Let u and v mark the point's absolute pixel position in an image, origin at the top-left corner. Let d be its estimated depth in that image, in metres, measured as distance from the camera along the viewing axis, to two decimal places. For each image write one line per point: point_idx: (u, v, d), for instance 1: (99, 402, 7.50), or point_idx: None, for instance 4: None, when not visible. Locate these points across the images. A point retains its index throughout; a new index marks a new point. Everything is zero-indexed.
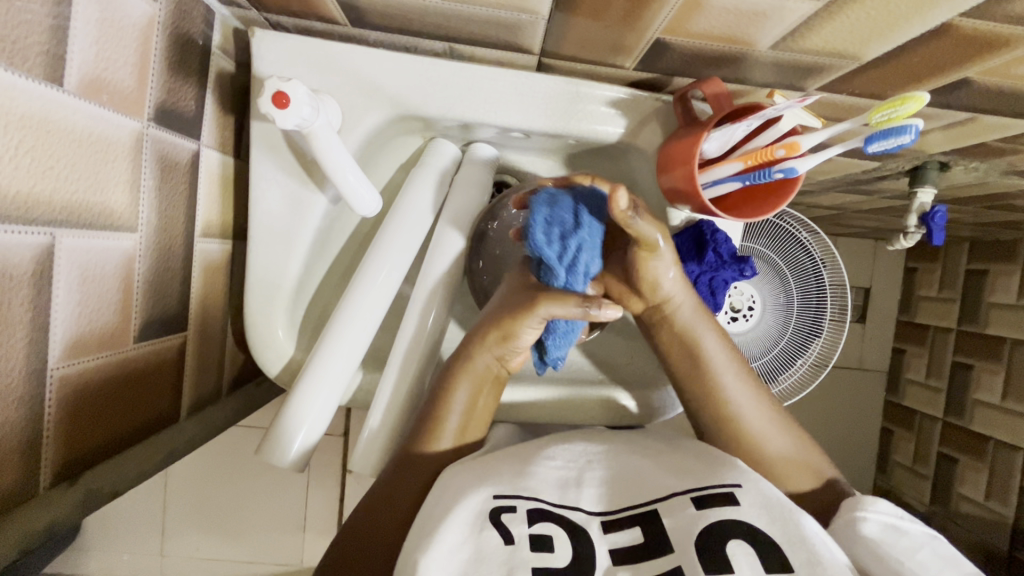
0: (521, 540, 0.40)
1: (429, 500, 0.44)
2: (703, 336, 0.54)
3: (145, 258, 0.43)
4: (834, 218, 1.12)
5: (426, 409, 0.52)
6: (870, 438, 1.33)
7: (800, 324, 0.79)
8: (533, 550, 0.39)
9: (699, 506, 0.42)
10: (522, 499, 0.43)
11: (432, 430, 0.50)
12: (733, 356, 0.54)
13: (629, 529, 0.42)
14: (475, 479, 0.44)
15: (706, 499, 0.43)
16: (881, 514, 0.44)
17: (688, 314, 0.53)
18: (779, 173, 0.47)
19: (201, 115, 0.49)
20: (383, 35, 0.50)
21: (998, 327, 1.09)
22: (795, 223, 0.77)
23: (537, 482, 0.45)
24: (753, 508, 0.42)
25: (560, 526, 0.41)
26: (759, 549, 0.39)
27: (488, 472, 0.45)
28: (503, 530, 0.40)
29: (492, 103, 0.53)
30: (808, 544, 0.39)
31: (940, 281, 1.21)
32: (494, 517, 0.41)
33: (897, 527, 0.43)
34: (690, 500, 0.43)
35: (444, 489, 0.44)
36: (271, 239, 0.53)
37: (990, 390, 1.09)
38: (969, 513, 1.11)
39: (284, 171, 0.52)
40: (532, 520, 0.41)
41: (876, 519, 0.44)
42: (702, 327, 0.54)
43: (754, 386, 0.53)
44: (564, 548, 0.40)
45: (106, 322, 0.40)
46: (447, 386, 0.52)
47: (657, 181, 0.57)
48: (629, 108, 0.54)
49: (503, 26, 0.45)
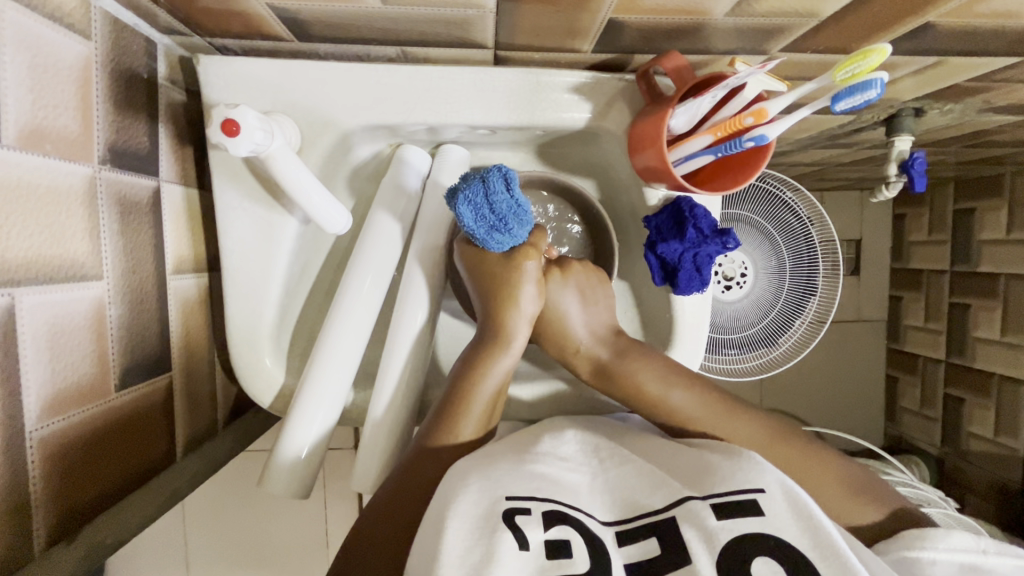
0: (535, 547, 0.39)
1: (433, 502, 0.43)
2: (633, 375, 0.54)
3: (115, 304, 0.42)
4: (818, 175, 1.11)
5: (434, 416, 0.51)
6: (876, 387, 1.33)
7: (794, 284, 0.79)
8: (549, 558, 0.39)
9: (721, 516, 0.41)
10: (535, 502, 0.42)
11: (452, 422, 0.50)
12: (678, 382, 0.53)
13: (648, 540, 0.41)
14: (482, 478, 0.44)
15: (734, 504, 0.42)
16: (957, 555, 0.42)
17: (610, 362, 0.55)
18: (750, 142, 0.46)
19: (157, 149, 0.47)
20: (333, 46, 0.49)
21: (992, 264, 1.08)
22: (777, 183, 0.76)
23: (534, 488, 0.43)
24: (780, 516, 0.40)
25: (579, 532, 0.41)
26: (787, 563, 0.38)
27: (504, 476, 0.43)
28: (518, 532, 0.39)
29: (453, 102, 0.52)
30: (842, 559, 0.38)
31: (929, 225, 1.21)
32: (508, 519, 0.40)
33: (975, 566, 0.42)
34: (711, 506, 0.42)
35: (435, 500, 0.43)
36: (245, 268, 0.52)
37: (989, 326, 1.09)
38: (980, 450, 1.12)
39: (250, 198, 0.51)
40: (547, 525, 0.40)
41: (951, 561, 0.42)
42: (626, 368, 0.54)
43: (718, 410, 0.52)
44: (581, 553, 0.39)
45: (83, 374, 0.39)
46: (462, 398, 0.51)
47: (629, 161, 0.56)
48: (593, 91, 0.53)
49: (452, 23, 0.44)
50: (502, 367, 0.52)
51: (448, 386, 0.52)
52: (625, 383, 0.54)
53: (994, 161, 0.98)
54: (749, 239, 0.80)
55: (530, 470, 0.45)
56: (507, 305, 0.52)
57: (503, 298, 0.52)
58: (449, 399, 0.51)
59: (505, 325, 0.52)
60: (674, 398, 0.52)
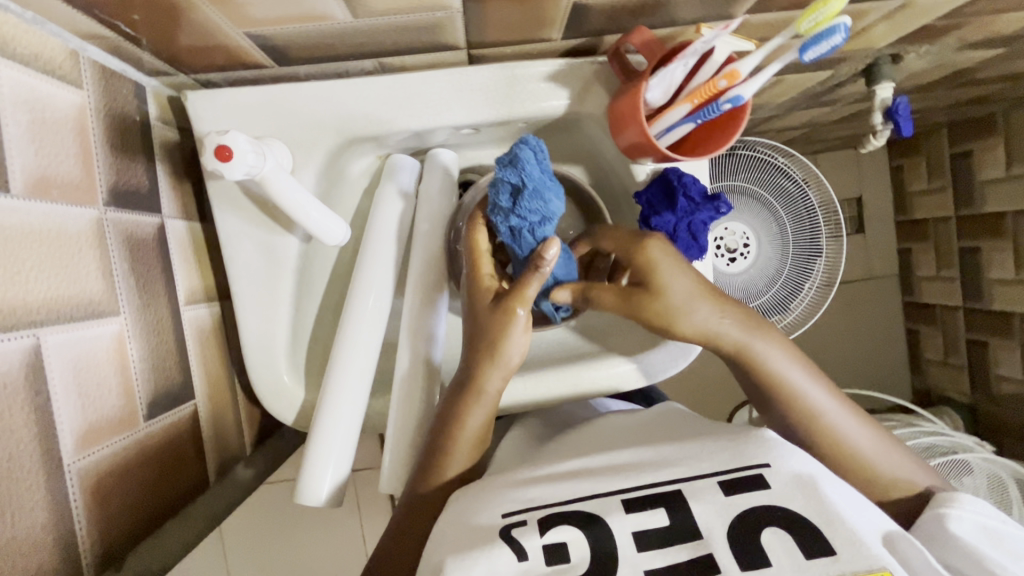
0: (535, 554, 0.40)
1: (437, 532, 0.45)
2: (760, 350, 0.50)
3: (134, 338, 0.44)
4: (808, 137, 1.12)
5: (419, 464, 0.51)
6: (897, 341, 1.32)
7: (798, 248, 0.79)
8: (549, 564, 0.40)
9: (727, 492, 0.42)
10: (531, 511, 0.43)
11: (434, 468, 0.50)
12: (796, 361, 0.51)
13: (656, 510, 0.42)
14: (485, 500, 0.45)
15: (741, 481, 0.43)
16: (979, 516, 0.43)
17: (739, 337, 0.50)
18: (727, 104, 0.47)
19: (157, 187, 0.49)
20: (313, 66, 0.50)
21: (996, 203, 1.06)
22: (767, 150, 0.77)
23: (536, 493, 0.44)
24: (786, 490, 0.41)
25: (577, 527, 0.42)
26: (795, 536, 0.39)
27: (505, 490, 0.45)
28: (515, 545, 0.41)
29: (434, 105, 0.53)
30: (846, 527, 0.39)
31: (928, 172, 1.21)
32: (505, 534, 0.41)
33: (997, 529, 0.43)
34: (718, 485, 0.42)
35: (445, 522, 0.45)
36: (255, 291, 0.53)
37: (1002, 265, 1.07)
38: (1011, 393, 1.09)
39: (251, 224, 0.52)
40: (544, 529, 0.42)
41: (973, 520, 0.43)
42: (756, 342, 0.50)
43: (833, 397, 0.50)
44: (580, 552, 0.41)
45: (113, 405, 0.41)
46: (445, 445, 0.50)
47: (614, 141, 0.57)
48: (568, 77, 0.54)
49: (422, 28, 0.45)
50: (489, 400, 0.51)
51: (431, 432, 0.52)
52: (749, 357, 0.50)
53: (983, 100, 0.98)
54: (747, 208, 0.80)
55: (531, 478, 0.47)
56: (488, 351, 0.50)
57: (483, 343, 0.50)
58: (430, 447, 0.51)
59: (482, 375, 0.51)
60: (794, 376, 0.50)
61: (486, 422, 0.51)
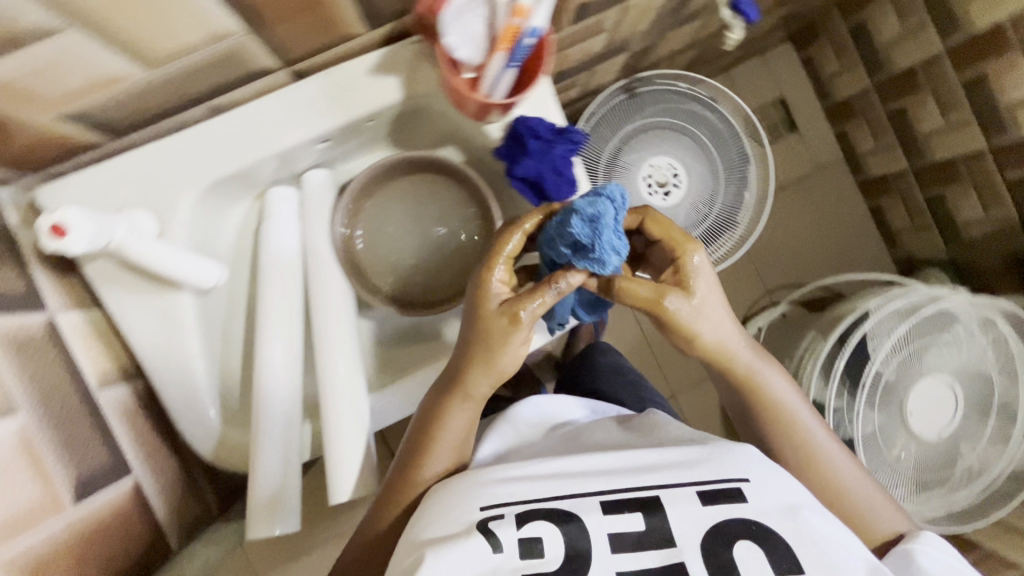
0: (509, 548, 0.45)
1: (415, 516, 0.49)
2: (767, 379, 0.57)
3: (41, 434, 0.45)
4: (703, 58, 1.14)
5: (404, 452, 0.55)
6: (865, 222, 1.33)
7: (728, 162, 0.85)
8: (521, 558, 0.44)
9: (705, 501, 0.47)
10: (508, 505, 0.47)
11: (421, 454, 0.54)
12: (793, 387, 0.58)
13: (631, 514, 0.46)
14: (462, 496, 0.48)
15: (718, 492, 0.48)
16: (940, 553, 0.50)
17: (748, 361, 0.56)
18: (528, 38, 0.49)
19: (36, 287, 0.51)
20: (150, 125, 0.52)
21: (907, 59, 1.06)
22: (667, 82, 0.84)
23: (507, 490, 0.48)
24: (760, 501, 0.47)
25: (553, 523, 0.46)
26: (765, 549, 0.45)
27: (479, 483, 0.49)
28: (491, 538, 0.45)
29: (274, 131, 0.55)
30: (812, 545, 0.44)
31: (834, 54, 1.21)
32: (482, 525, 0.45)
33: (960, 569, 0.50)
34: (696, 495, 0.47)
35: (413, 525, 0.48)
36: (164, 355, 0.54)
37: (929, 116, 1.07)
38: (981, 234, 1.10)
39: (136, 294, 0.54)
40: (520, 522, 0.46)
41: (934, 555, 0.50)
42: (765, 371, 0.57)
43: (825, 430, 0.58)
44: (553, 549, 0.45)
45: (26, 503, 0.43)
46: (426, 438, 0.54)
47: (461, 114, 0.58)
48: (394, 64, 0.56)
49: (223, 61, 0.47)
50: (476, 382, 0.52)
51: (416, 420, 0.55)
52: (753, 383, 0.56)
53: None
54: (667, 141, 0.85)
55: (510, 473, 0.50)
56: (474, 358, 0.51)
57: (473, 354, 0.51)
58: (412, 437, 0.55)
59: (467, 380, 0.52)
60: (794, 403, 0.57)
61: (467, 419, 0.54)
